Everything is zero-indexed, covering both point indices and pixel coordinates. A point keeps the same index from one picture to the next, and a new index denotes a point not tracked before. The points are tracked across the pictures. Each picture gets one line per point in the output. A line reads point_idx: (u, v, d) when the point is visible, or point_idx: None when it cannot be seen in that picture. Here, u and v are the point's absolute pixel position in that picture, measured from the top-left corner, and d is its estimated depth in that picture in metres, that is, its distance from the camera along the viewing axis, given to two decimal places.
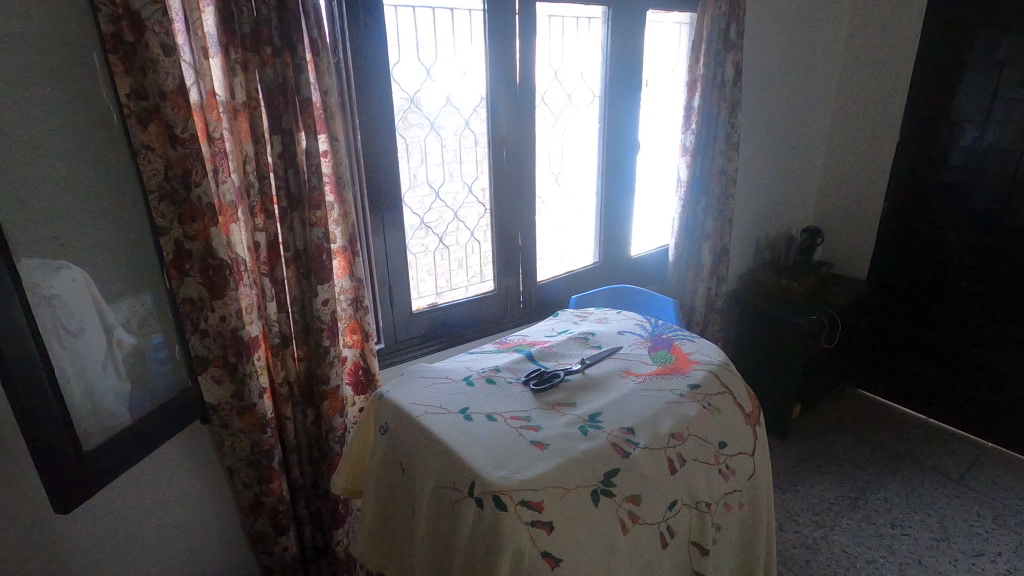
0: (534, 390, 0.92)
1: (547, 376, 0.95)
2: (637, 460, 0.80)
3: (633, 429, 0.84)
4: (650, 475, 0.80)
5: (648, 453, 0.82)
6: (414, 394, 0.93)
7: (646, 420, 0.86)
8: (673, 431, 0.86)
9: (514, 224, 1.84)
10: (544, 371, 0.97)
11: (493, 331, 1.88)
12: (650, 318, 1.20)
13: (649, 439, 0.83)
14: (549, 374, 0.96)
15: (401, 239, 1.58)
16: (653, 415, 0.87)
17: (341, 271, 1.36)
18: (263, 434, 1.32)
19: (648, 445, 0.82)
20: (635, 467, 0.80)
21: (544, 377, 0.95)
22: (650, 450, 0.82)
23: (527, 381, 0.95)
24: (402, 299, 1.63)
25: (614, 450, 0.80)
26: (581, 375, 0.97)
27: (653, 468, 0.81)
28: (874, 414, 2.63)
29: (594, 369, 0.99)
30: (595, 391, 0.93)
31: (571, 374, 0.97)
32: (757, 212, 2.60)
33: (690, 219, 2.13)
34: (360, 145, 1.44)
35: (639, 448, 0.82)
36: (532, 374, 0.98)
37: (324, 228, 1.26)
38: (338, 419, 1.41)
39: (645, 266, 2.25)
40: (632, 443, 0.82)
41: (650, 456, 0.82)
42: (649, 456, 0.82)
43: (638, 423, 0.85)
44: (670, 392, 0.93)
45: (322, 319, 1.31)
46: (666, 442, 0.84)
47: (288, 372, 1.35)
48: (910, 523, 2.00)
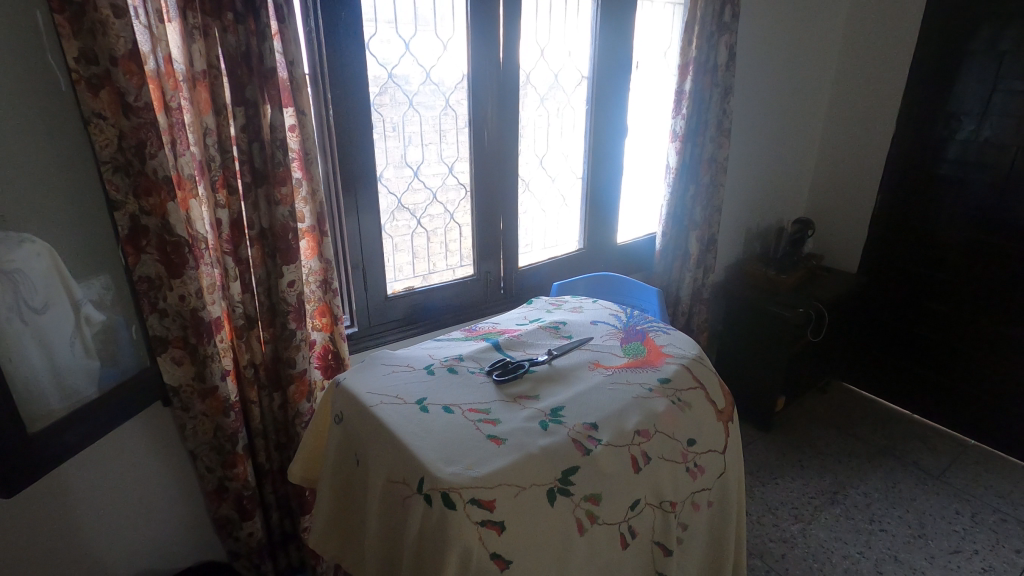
0: (497, 381, 0.88)
1: (511, 367, 0.91)
2: (598, 457, 0.77)
3: (596, 424, 0.81)
4: (612, 472, 0.77)
5: (611, 451, 0.78)
6: (371, 382, 0.89)
7: (612, 415, 0.83)
8: (638, 427, 0.83)
9: (496, 207, 1.79)
10: (508, 362, 0.93)
11: (473, 317, 1.83)
12: (625, 308, 1.16)
13: (613, 436, 0.80)
14: (514, 364, 0.92)
15: (375, 219, 1.53)
16: (618, 411, 0.84)
17: (310, 253, 1.31)
18: (226, 418, 1.29)
19: (610, 442, 0.79)
20: (597, 465, 0.76)
21: (508, 368, 0.91)
22: (613, 447, 0.79)
23: (491, 371, 0.91)
24: (376, 282, 1.59)
25: (575, 447, 0.77)
26: (548, 366, 0.93)
27: (616, 466, 0.78)
28: (859, 408, 2.62)
29: (562, 361, 0.95)
30: (561, 384, 0.89)
31: (538, 365, 0.93)
32: (748, 201, 2.56)
33: (679, 208, 2.08)
34: (332, 120, 1.39)
35: (602, 445, 0.78)
36: (496, 364, 0.94)
37: (290, 206, 1.21)
38: (305, 404, 1.36)
39: (632, 254, 2.21)
40: (594, 439, 0.78)
41: (613, 454, 0.78)
42: (612, 454, 0.78)
43: (603, 418, 0.81)
44: (638, 387, 0.89)
45: (288, 301, 1.26)
46: (632, 440, 0.81)
47: (253, 354, 1.31)
48: (889, 519, 1.99)
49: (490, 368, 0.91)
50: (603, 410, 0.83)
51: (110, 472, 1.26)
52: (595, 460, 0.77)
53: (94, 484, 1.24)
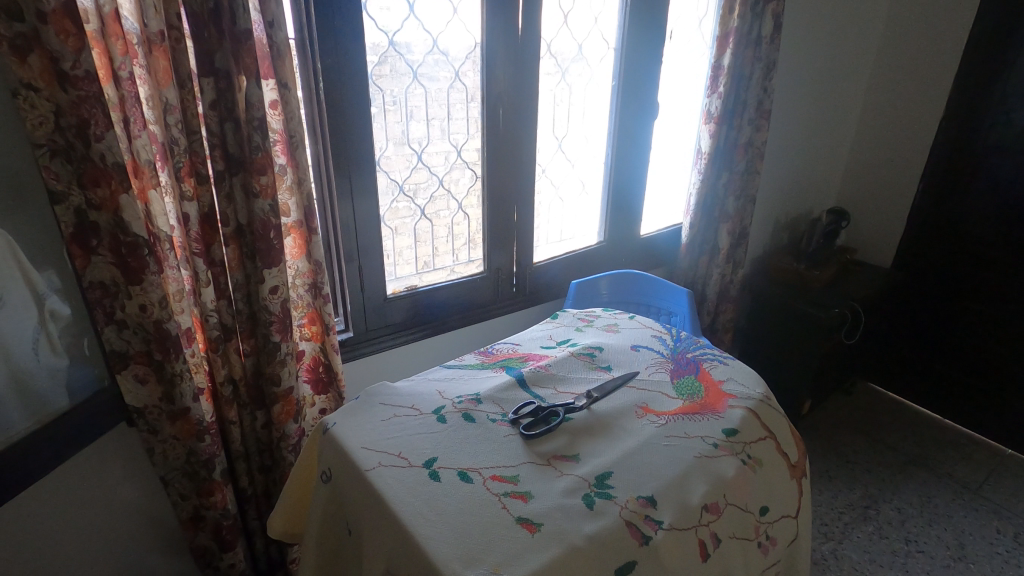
0: (528, 435, 0.70)
1: (542, 414, 0.73)
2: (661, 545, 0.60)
3: (655, 498, 0.63)
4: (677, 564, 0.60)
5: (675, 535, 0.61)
6: (365, 434, 0.71)
7: (671, 482, 0.65)
8: (705, 499, 0.65)
9: (509, 196, 1.59)
10: (540, 405, 0.75)
11: (481, 319, 1.65)
12: (668, 328, 0.98)
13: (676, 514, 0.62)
14: (547, 409, 0.74)
15: (373, 210, 1.34)
16: (680, 477, 0.66)
17: (297, 252, 1.12)
18: (200, 442, 1.11)
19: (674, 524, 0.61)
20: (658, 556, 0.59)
21: (541, 416, 0.73)
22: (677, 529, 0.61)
23: (519, 418, 0.73)
24: (374, 280, 1.40)
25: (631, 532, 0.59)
26: (586, 412, 0.75)
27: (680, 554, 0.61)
28: (886, 411, 2.46)
29: (605, 405, 0.77)
30: (604, 438, 0.71)
31: (575, 411, 0.75)
32: (778, 189, 2.35)
33: (709, 197, 1.88)
34: (322, 95, 1.18)
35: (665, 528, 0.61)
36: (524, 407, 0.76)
37: (271, 199, 1.01)
38: (293, 426, 1.19)
39: (655, 246, 2.01)
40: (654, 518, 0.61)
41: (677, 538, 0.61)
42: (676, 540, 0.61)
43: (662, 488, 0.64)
44: (700, 442, 0.72)
45: (271, 309, 1.08)
46: (699, 518, 0.64)
47: (232, 368, 1.13)
48: (926, 539, 1.85)
49: (518, 415, 0.73)
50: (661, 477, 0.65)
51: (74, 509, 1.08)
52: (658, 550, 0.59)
53: (55, 524, 1.06)
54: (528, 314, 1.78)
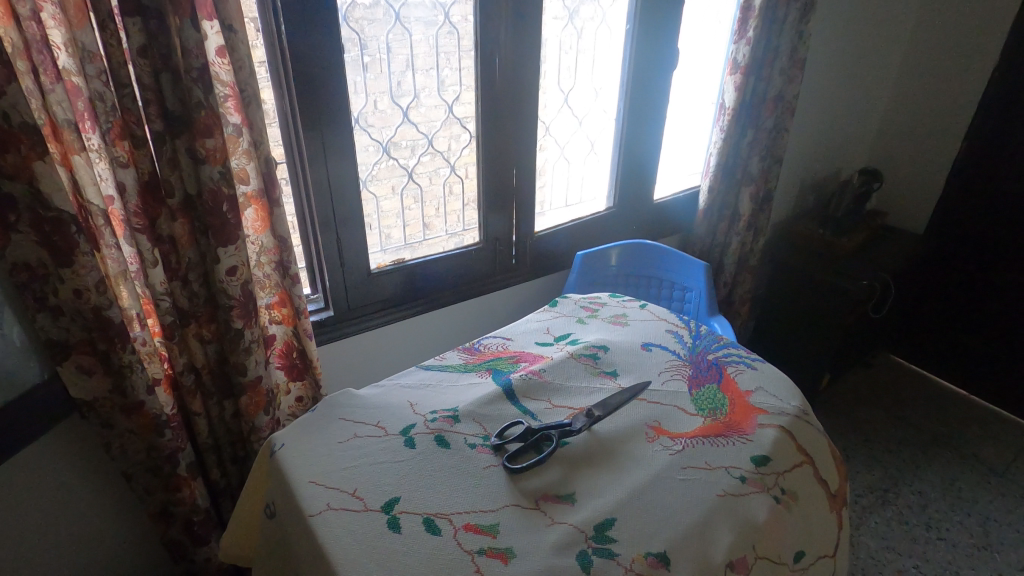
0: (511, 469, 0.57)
1: (532, 439, 0.60)
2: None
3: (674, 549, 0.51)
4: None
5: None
6: (317, 462, 0.59)
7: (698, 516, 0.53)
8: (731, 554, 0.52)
9: (508, 158, 1.43)
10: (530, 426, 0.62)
11: (476, 293, 1.51)
12: (684, 322, 0.84)
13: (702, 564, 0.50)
14: (538, 433, 0.61)
15: (351, 175, 1.19)
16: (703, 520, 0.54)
17: (260, 227, 0.97)
18: (161, 436, 1.01)
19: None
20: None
21: (530, 443, 0.60)
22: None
23: (505, 444, 0.60)
24: (356, 254, 1.26)
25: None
26: (586, 435, 0.62)
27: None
28: (910, 386, 2.32)
29: (609, 426, 0.63)
30: (606, 470, 0.58)
31: (573, 436, 0.62)
32: (806, 147, 2.15)
33: (731, 157, 1.70)
34: (285, 40, 1.01)
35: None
36: (511, 428, 0.63)
37: (222, 165, 0.86)
38: (264, 418, 1.08)
39: (670, 212, 1.85)
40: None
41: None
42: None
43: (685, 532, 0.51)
44: (724, 475, 0.59)
45: (230, 293, 0.94)
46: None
47: (192, 356, 1.01)
48: (948, 525, 1.75)
49: (503, 439, 0.60)
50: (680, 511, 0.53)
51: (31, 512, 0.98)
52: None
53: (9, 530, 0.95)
54: (530, 287, 1.64)
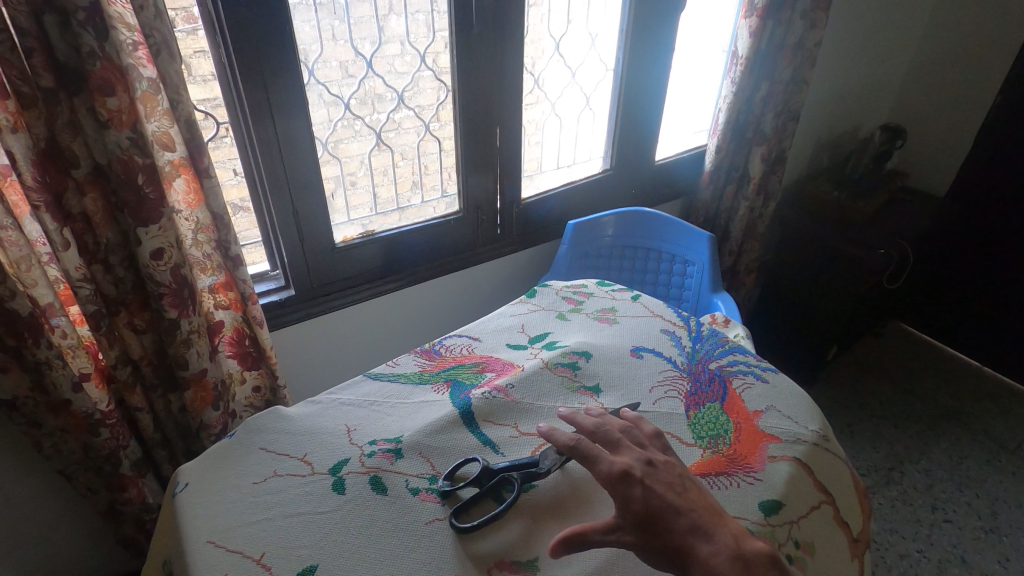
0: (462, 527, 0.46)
1: (490, 484, 0.50)
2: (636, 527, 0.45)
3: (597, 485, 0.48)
4: (687, 530, 0.45)
5: (655, 495, 0.47)
6: (222, 513, 0.48)
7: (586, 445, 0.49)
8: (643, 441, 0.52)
9: (490, 115, 1.27)
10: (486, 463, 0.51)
11: (457, 266, 1.38)
12: (683, 321, 0.73)
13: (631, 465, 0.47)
14: (496, 475, 0.50)
15: (307, 137, 1.05)
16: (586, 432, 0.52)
17: (194, 201, 0.83)
18: (96, 436, 0.90)
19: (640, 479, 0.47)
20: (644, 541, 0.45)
21: (487, 489, 0.49)
22: (655, 489, 0.47)
23: (454, 489, 0.49)
24: (317, 226, 1.13)
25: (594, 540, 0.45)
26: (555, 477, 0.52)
27: (675, 507, 0.46)
28: (920, 357, 2.22)
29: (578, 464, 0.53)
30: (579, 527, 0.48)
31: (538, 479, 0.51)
32: (825, 101, 1.96)
33: (741, 113, 1.53)
34: None
35: (627, 505, 0.46)
36: (464, 466, 0.52)
37: (131, 129, 0.72)
38: (213, 413, 0.97)
39: (673, 174, 1.69)
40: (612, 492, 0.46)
41: (656, 496, 0.47)
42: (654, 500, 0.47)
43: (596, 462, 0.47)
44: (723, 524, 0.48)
45: (158, 280, 0.81)
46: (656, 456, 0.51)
47: (126, 348, 0.89)
48: (955, 507, 1.68)
49: (455, 485, 0.49)
50: (579, 450, 0.49)
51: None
52: (634, 523, 0.45)
53: None
54: (517, 258, 1.51)
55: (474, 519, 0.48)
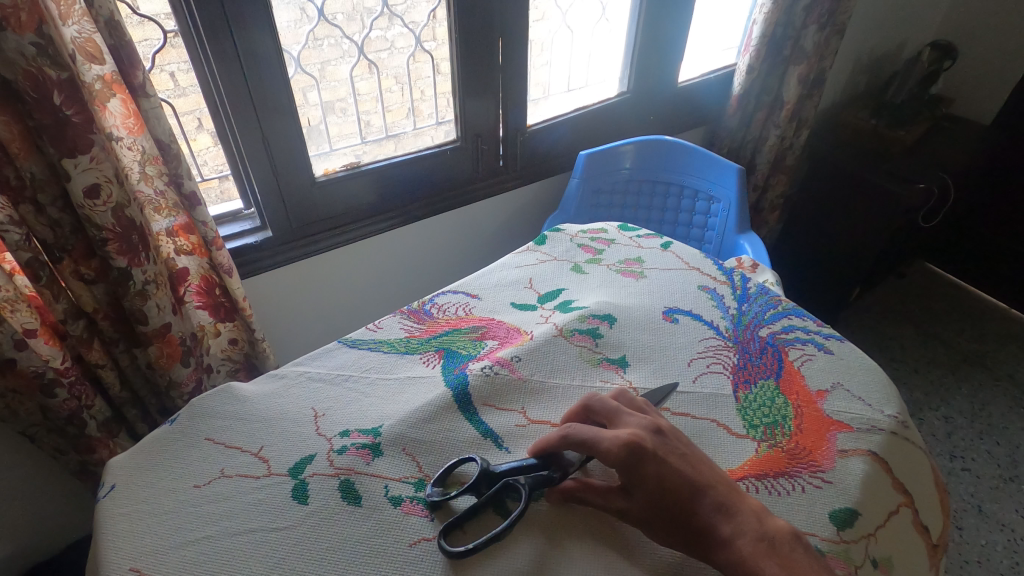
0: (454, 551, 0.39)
1: (488, 493, 0.43)
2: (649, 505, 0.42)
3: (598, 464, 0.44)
4: (710, 509, 0.42)
5: (671, 470, 0.43)
6: (153, 526, 0.41)
7: (579, 428, 0.44)
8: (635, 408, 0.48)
9: (492, 26, 1.09)
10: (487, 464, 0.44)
11: (456, 204, 1.25)
12: (716, 279, 0.67)
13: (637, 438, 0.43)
14: (498, 481, 0.43)
15: (274, 51, 0.89)
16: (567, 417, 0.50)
17: (135, 127, 0.70)
18: (51, 397, 0.80)
19: (652, 454, 0.43)
20: (660, 520, 0.42)
21: (487, 498, 0.42)
22: (669, 463, 0.43)
23: (447, 499, 0.42)
24: (295, 157, 0.99)
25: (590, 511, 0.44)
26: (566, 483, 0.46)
27: (692, 484, 0.43)
28: (944, 298, 2.11)
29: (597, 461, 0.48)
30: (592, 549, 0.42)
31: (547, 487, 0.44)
32: (870, 14, 1.74)
33: (779, 26, 1.33)
34: None
35: (639, 485, 0.42)
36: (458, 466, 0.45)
37: (36, 33, 0.57)
38: (183, 371, 0.87)
39: (697, 98, 1.51)
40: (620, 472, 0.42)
41: (672, 471, 0.43)
42: (671, 473, 0.43)
43: (599, 444, 0.43)
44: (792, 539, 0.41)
45: (99, 223, 0.69)
46: (662, 423, 0.47)
47: (77, 300, 0.78)
48: (974, 456, 1.62)
49: (447, 495, 0.42)
50: (573, 433, 0.44)
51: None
52: (648, 501, 0.42)
53: None
54: (522, 194, 1.37)
55: (469, 541, 0.41)
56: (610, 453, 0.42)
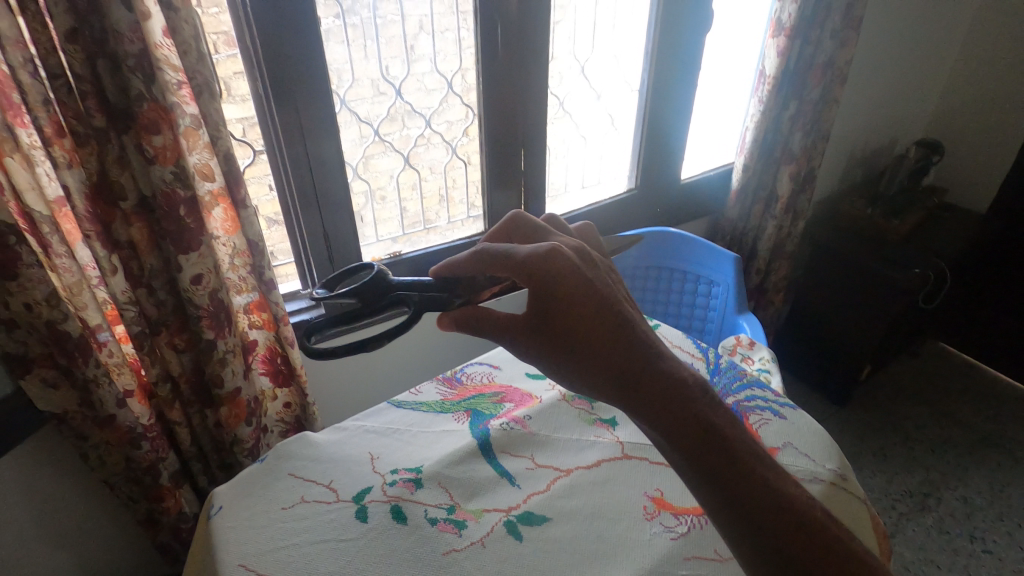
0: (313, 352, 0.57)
1: (365, 301, 0.60)
2: (558, 320, 0.52)
3: (514, 275, 0.53)
4: (627, 329, 0.51)
5: (587, 288, 0.51)
6: (252, 536, 0.53)
7: (494, 246, 0.54)
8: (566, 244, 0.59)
9: (515, 138, 1.30)
10: (381, 277, 0.61)
11: None
12: (696, 356, 0.81)
13: (555, 249, 0.52)
14: (389, 294, 0.60)
15: (338, 164, 1.10)
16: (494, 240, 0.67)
17: (230, 228, 0.88)
18: (137, 449, 0.94)
19: (567, 265, 0.52)
20: (569, 327, 0.52)
21: (372, 308, 0.60)
22: (581, 276, 0.52)
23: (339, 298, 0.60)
24: (348, 247, 1.18)
25: (504, 334, 0.56)
26: (567, 528, 0.55)
27: (606, 302, 0.52)
28: (958, 378, 2.14)
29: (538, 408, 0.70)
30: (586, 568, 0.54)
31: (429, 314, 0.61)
32: (857, 117, 1.93)
33: (769, 133, 1.52)
34: (252, 14, 0.90)
35: (553, 296, 0.51)
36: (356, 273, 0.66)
37: (174, 165, 0.76)
38: (245, 429, 1.01)
39: (700, 192, 1.69)
40: (533, 282, 0.52)
41: (588, 287, 0.51)
42: (586, 291, 0.51)
43: (521, 256, 0.52)
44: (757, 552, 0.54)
45: (197, 303, 0.86)
46: (580, 251, 0.57)
47: (167, 366, 0.94)
48: (995, 537, 1.61)
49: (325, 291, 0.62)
50: (492, 250, 0.54)
51: (14, 532, 0.94)
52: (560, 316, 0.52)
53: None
54: None
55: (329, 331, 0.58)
56: (529, 260, 0.51)
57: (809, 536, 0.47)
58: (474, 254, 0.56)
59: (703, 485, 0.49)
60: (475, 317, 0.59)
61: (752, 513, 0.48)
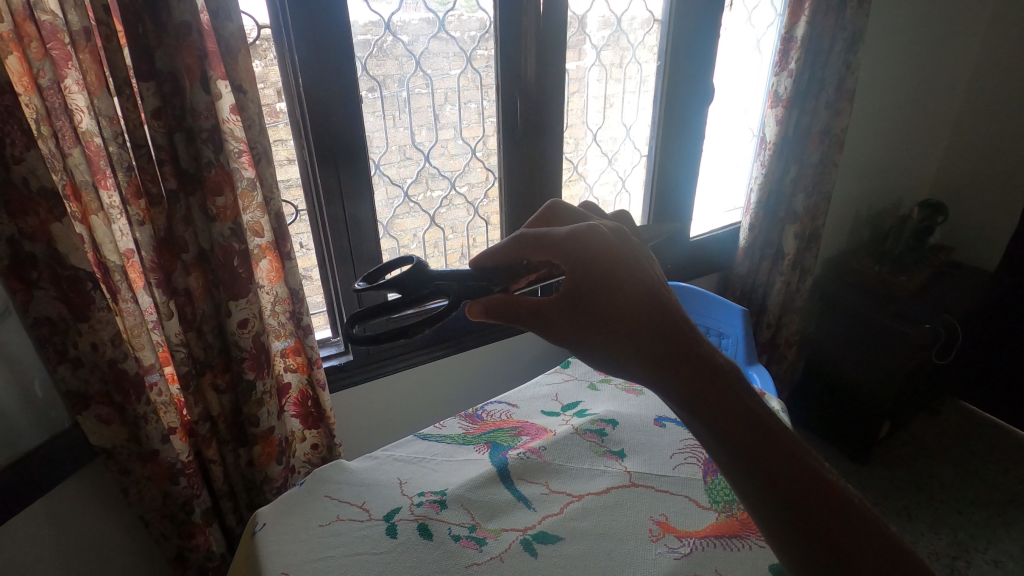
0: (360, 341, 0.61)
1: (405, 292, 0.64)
2: (588, 295, 0.57)
3: (552, 254, 0.59)
4: (660, 299, 0.55)
5: (619, 262, 0.56)
6: (294, 549, 0.59)
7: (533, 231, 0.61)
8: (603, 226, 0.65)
9: (533, 199, 1.41)
10: (421, 269, 0.65)
11: (501, 335, 1.48)
12: None
13: (592, 229, 0.58)
14: (429, 284, 0.64)
15: (371, 223, 1.21)
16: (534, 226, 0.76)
17: (274, 277, 0.98)
18: (174, 485, 0.99)
19: (601, 242, 0.57)
20: (599, 301, 0.56)
21: (414, 296, 0.63)
22: (614, 252, 0.57)
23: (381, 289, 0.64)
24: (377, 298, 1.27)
25: (535, 314, 0.60)
26: (578, 546, 0.60)
27: (638, 274, 0.56)
28: (982, 437, 2.11)
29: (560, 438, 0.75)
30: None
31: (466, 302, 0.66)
32: (860, 181, 2.02)
33: (773, 193, 1.60)
34: (303, 93, 1.03)
35: (589, 270, 0.56)
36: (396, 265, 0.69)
37: (232, 222, 0.87)
38: (276, 467, 1.07)
39: (709, 250, 1.77)
40: (578, 262, 0.57)
41: (621, 262, 0.56)
42: (617, 265, 0.56)
43: (560, 234, 0.58)
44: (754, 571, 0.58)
45: (241, 345, 0.94)
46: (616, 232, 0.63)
47: (209, 405, 1.01)
48: None
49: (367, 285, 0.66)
50: (530, 233, 0.60)
51: (56, 562, 1.00)
52: (598, 296, 0.56)
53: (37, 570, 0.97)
54: None
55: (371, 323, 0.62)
56: (565, 239, 0.58)
57: (843, 514, 0.50)
58: (516, 240, 0.62)
59: (733, 456, 0.52)
60: (505, 303, 0.62)
61: (794, 491, 0.50)
